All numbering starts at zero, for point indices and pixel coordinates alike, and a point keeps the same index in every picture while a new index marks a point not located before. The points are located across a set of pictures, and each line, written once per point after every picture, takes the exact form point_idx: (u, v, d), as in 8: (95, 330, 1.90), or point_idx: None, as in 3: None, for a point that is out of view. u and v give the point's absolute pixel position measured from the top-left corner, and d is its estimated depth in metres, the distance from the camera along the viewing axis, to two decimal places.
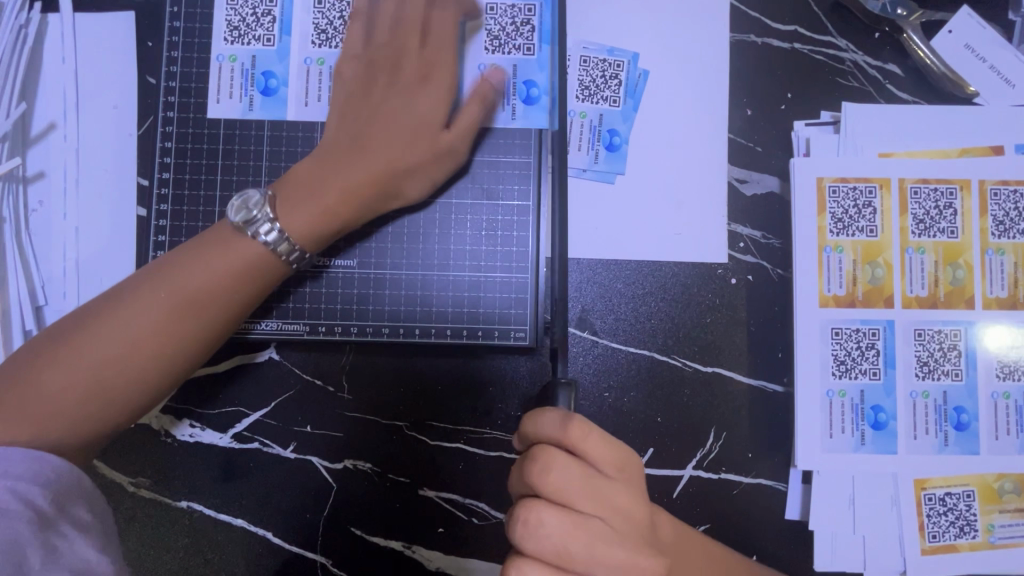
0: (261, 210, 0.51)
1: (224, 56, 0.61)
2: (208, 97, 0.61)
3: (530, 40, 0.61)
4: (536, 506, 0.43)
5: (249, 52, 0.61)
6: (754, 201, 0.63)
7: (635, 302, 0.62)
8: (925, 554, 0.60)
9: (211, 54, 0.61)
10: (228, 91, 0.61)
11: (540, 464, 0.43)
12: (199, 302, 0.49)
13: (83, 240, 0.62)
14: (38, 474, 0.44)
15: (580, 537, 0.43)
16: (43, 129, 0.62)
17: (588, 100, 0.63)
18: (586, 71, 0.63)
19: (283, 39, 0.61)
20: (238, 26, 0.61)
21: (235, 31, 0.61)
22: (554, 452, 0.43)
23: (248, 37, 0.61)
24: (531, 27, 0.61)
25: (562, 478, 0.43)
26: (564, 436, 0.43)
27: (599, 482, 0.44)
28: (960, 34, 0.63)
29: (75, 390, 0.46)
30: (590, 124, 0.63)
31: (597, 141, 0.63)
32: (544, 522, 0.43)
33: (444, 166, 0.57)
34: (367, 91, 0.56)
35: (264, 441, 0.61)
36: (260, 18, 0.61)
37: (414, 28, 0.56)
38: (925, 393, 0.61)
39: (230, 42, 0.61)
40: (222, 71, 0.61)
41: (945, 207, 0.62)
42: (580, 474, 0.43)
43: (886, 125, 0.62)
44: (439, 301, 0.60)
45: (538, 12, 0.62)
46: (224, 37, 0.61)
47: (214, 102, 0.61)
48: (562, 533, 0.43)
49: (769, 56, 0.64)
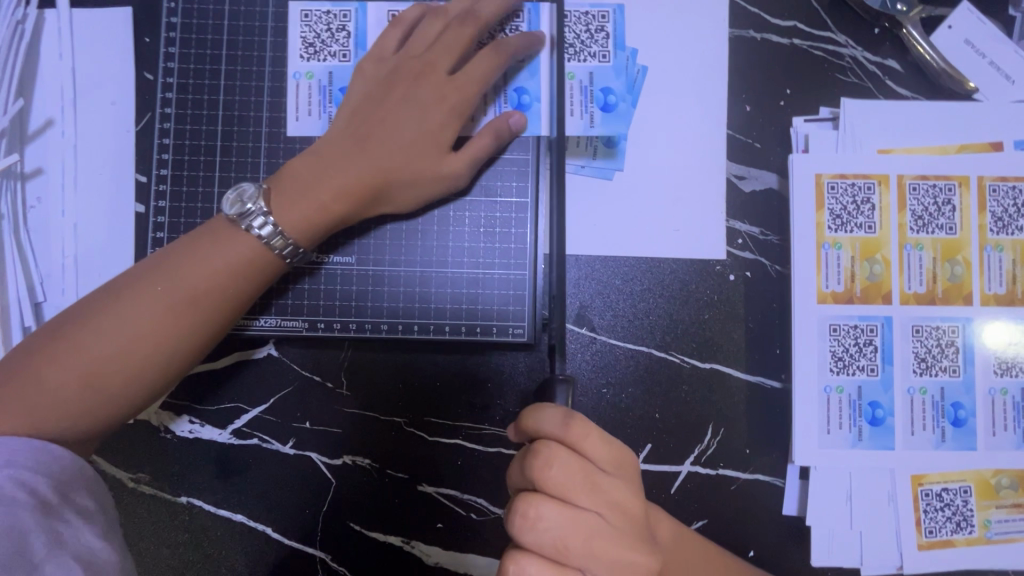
0: (255, 203, 0.51)
1: (300, 73, 0.60)
2: (287, 115, 0.60)
3: (605, 47, 0.61)
4: (535, 500, 0.43)
5: (326, 69, 0.60)
6: (753, 198, 0.63)
7: (633, 298, 0.62)
8: (922, 549, 0.60)
9: (287, 72, 0.60)
10: (306, 108, 0.60)
11: (541, 459, 0.43)
12: (198, 298, 0.49)
13: (81, 237, 0.62)
14: (40, 462, 0.44)
15: (578, 533, 0.43)
16: (41, 126, 0.62)
17: (573, 63, 0.61)
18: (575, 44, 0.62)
19: (358, 54, 0.60)
20: (313, 43, 0.60)
21: (311, 48, 0.60)
22: (556, 448, 0.43)
23: (324, 54, 0.60)
24: (605, 34, 0.61)
25: (562, 475, 0.43)
26: (565, 435, 0.43)
27: (600, 480, 0.44)
28: (960, 30, 0.63)
29: (75, 385, 0.46)
30: (580, 85, 0.60)
31: (590, 103, 0.60)
32: (542, 516, 0.43)
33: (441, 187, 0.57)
34: (379, 99, 0.56)
35: (263, 437, 0.62)
36: (335, 34, 0.60)
37: (444, 45, 0.56)
38: (922, 388, 0.61)
39: (306, 59, 0.60)
40: (299, 89, 0.60)
41: (943, 203, 0.62)
42: (580, 470, 0.44)
43: (884, 121, 0.62)
44: (437, 298, 0.60)
45: (612, 18, 0.62)
46: (301, 53, 0.60)
47: (293, 120, 0.60)
48: (561, 528, 0.43)
49: (768, 52, 0.63)
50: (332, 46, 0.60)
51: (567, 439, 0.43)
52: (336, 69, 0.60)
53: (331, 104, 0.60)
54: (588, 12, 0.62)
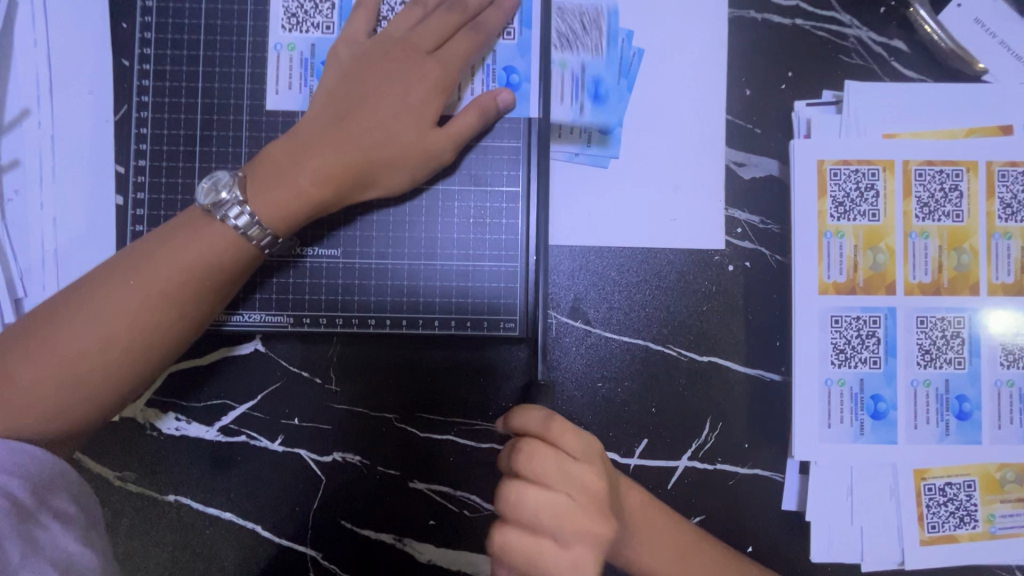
0: (231, 191, 0.49)
1: (281, 45, 0.59)
2: (266, 88, 0.58)
3: (598, 40, 0.60)
4: (515, 486, 0.42)
5: (308, 40, 0.59)
6: (752, 185, 0.61)
7: (629, 290, 0.61)
8: (925, 545, 0.59)
9: (269, 43, 0.58)
10: (287, 81, 0.59)
11: (523, 455, 0.43)
12: (172, 292, 0.48)
13: (61, 230, 0.60)
14: (17, 464, 0.43)
15: (554, 516, 0.42)
16: (16, 116, 0.60)
17: (567, 51, 0.60)
18: (563, 21, 0.60)
19: (342, 25, 0.59)
20: (296, 13, 0.59)
21: (293, 18, 0.59)
22: (537, 443, 0.43)
23: (307, 25, 0.59)
24: (599, 28, 0.60)
25: (543, 469, 0.42)
26: (545, 432, 0.44)
27: (580, 472, 0.43)
28: (970, 8, 0.61)
29: (49, 385, 0.45)
30: (572, 76, 0.60)
31: (580, 93, 0.60)
32: (521, 503, 0.42)
33: (425, 167, 0.55)
34: (356, 77, 0.54)
35: (251, 434, 0.60)
36: (319, 4, 0.59)
37: (426, 26, 0.55)
38: (926, 380, 0.60)
39: (288, 30, 0.59)
40: (280, 61, 0.59)
41: (950, 189, 0.60)
42: (559, 464, 0.43)
43: (889, 104, 0.60)
44: (426, 291, 0.59)
45: (607, 12, 0.60)
46: (282, 24, 0.59)
47: (273, 94, 0.58)
48: (538, 512, 0.42)
49: (769, 32, 0.61)
50: (315, 17, 0.59)
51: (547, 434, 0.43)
52: (319, 41, 0.59)
53: (312, 77, 0.59)
54: (584, 5, 0.60)
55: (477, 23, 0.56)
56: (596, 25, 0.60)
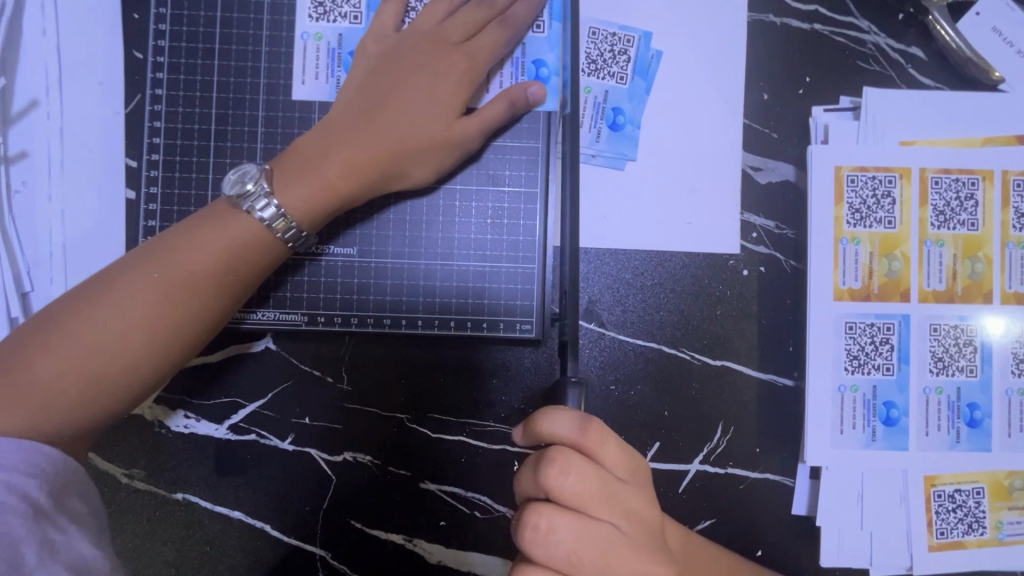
0: (257, 184, 0.49)
1: (308, 34, 0.58)
2: (293, 78, 0.58)
3: (625, 69, 0.60)
4: (548, 511, 0.41)
5: (335, 30, 0.58)
6: (770, 190, 0.61)
7: (644, 294, 0.60)
8: (933, 551, 0.60)
9: (295, 33, 0.58)
10: (313, 72, 0.58)
11: (557, 467, 0.41)
12: (195, 284, 0.47)
13: (70, 223, 0.59)
14: (33, 465, 0.42)
15: (592, 545, 0.41)
16: (24, 106, 0.59)
17: (594, 75, 0.60)
18: (594, 44, 0.60)
19: (369, 16, 0.58)
20: (323, 2, 0.58)
21: (320, 8, 0.58)
22: (571, 454, 0.42)
23: (334, 15, 0.58)
24: (627, 57, 0.60)
25: (577, 483, 0.42)
26: (581, 440, 0.42)
27: (618, 488, 0.43)
28: (988, 17, 0.61)
29: (70, 378, 0.44)
30: (595, 101, 0.61)
31: (600, 119, 0.60)
32: (554, 528, 0.41)
33: (452, 157, 0.55)
34: (385, 72, 0.53)
35: (261, 433, 0.60)
36: None
37: (455, 20, 0.54)
38: (939, 388, 0.60)
39: (315, 19, 0.58)
40: (306, 51, 0.58)
41: (966, 198, 0.60)
42: (596, 478, 0.42)
43: (907, 110, 0.60)
44: (442, 291, 0.58)
45: (639, 43, 0.60)
46: (309, 13, 0.58)
47: (299, 84, 0.58)
48: (574, 537, 0.41)
49: (790, 36, 0.61)
50: (342, 7, 0.58)
51: (581, 442, 0.42)
52: (346, 31, 0.58)
53: (338, 68, 0.58)
54: (617, 33, 0.60)
55: (505, 18, 0.55)
56: (628, 51, 0.60)
